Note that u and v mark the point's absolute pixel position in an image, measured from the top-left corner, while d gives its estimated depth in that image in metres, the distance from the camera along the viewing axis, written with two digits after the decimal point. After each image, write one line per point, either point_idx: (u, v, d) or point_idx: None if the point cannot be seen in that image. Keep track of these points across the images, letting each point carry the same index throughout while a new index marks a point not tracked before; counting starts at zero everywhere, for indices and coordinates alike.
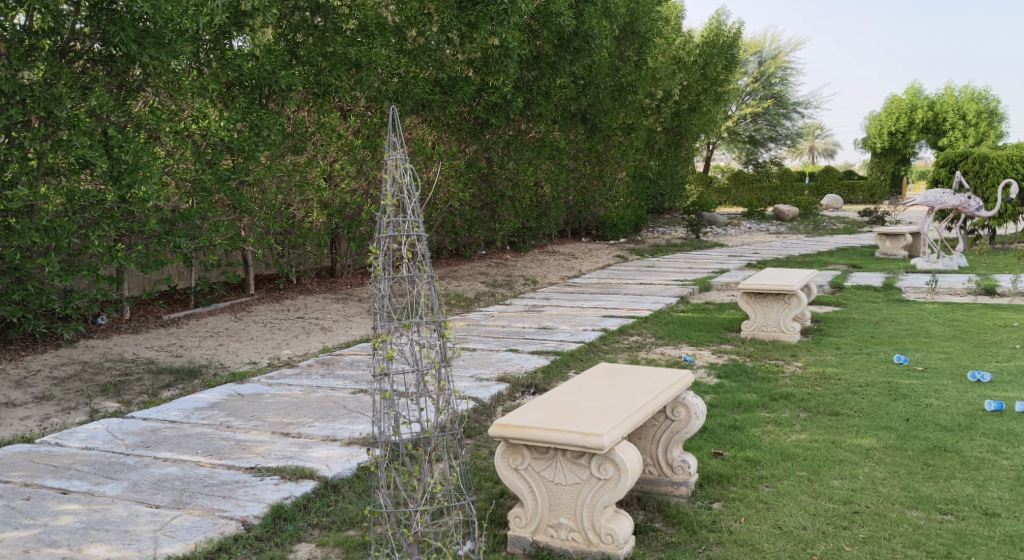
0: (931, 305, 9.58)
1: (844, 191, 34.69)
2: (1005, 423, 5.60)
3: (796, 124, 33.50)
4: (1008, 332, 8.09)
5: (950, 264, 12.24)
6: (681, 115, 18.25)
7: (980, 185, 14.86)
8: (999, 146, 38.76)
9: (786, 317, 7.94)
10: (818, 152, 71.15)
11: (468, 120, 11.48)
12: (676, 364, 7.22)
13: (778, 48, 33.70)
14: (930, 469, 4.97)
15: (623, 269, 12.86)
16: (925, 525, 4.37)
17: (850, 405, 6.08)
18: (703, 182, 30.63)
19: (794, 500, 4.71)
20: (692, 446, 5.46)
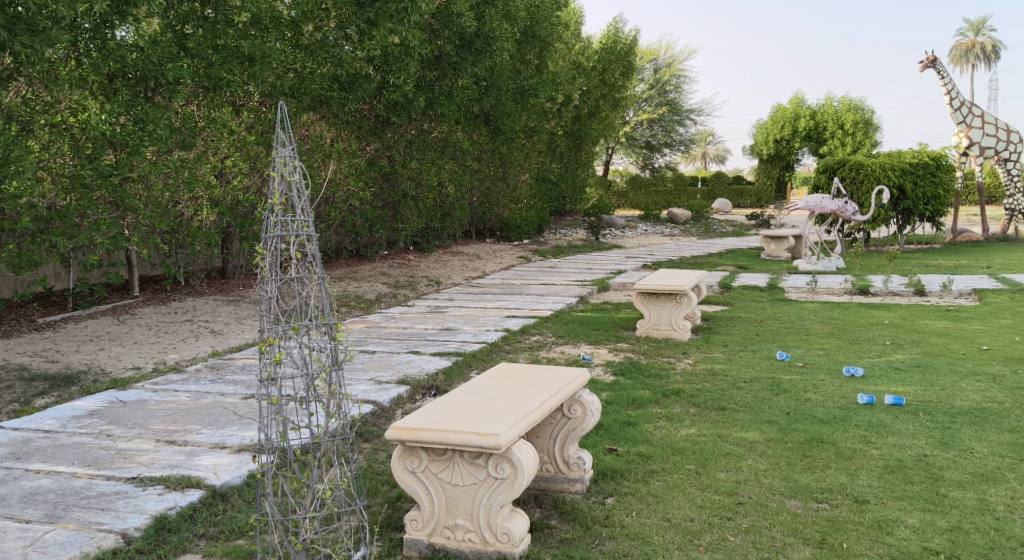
0: (812, 304, 10.02)
1: (734, 196, 36.01)
2: (876, 415, 5.93)
3: (689, 131, 34.45)
4: (881, 329, 8.55)
5: (829, 265, 12.84)
6: (580, 119, 18.50)
7: (856, 191, 15.66)
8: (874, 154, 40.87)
9: (677, 316, 8.18)
10: (711, 158, 73.38)
11: (368, 118, 11.35)
12: (574, 363, 7.33)
13: (673, 56, 34.40)
14: (807, 459, 5.22)
15: (526, 270, 13.00)
16: (802, 514, 4.59)
17: (736, 400, 6.31)
18: (602, 185, 31.17)
19: (682, 493, 4.87)
20: (588, 443, 5.57)
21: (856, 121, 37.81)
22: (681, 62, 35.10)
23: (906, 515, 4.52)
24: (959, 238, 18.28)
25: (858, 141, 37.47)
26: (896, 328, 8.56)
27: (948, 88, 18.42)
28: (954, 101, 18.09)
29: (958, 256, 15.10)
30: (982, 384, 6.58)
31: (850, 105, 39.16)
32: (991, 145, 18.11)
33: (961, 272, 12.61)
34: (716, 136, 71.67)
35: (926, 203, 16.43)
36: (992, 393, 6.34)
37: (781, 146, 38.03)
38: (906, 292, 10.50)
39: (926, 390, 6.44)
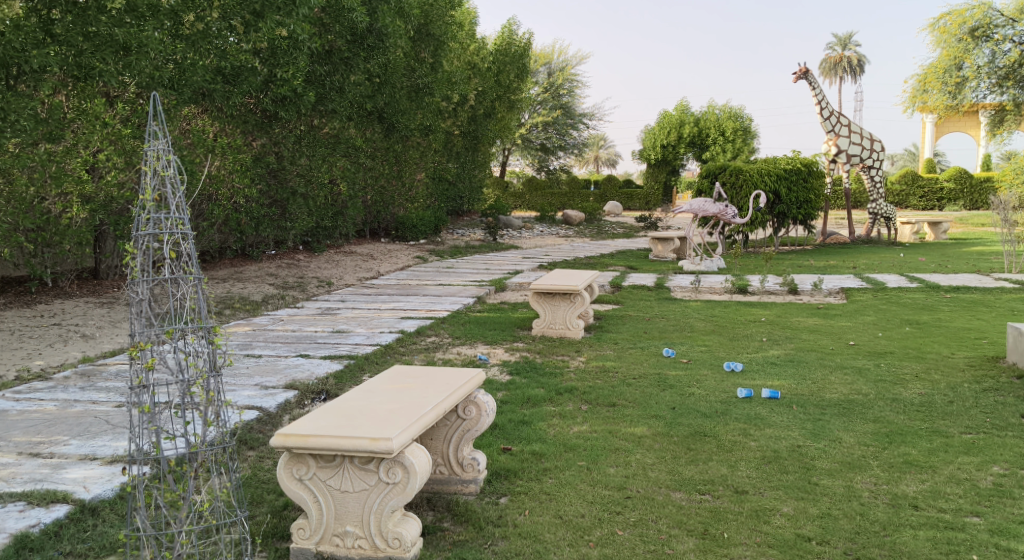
0: (696, 303, 10.31)
1: (624, 198, 36.89)
2: (754, 408, 6.16)
3: (582, 135, 34.96)
4: (759, 326, 8.89)
5: (711, 265, 13.30)
6: (477, 120, 18.48)
7: (735, 196, 16.19)
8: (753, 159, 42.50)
9: (571, 315, 8.28)
10: (603, 160, 74.81)
11: (253, 112, 10.91)
12: (470, 363, 7.33)
13: (566, 60, 34.85)
14: (692, 452, 5.37)
15: (421, 270, 12.94)
16: (687, 505, 4.72)
17: (626, 396, 6.44)
18: (499, 186, 31.31)
19: (573, 490, 4.93)
20: (482, 443, 5.58)
21: (735, 128, 39.00)
22: (573, 66, 35.56)
23: (782, 504, 4.70)
24: (828, 240, 19.21)
25: (738, 148, 38.74)
26: (773, 325, 8.93)
27: (819, 99, 19.30)
28: (824, 111, 18.92)
29: (827, 256, 15.92)
30: (849, 376, 6.92)
31: (730, 112, 40.31)
32: (857, 153, 19.14)
33: (830, 272, 13.25)
34: (607, 138, 73.07)
35: (799, 207, 17.43)
36: (859, 386, 6.68)
37: (667, 151, 38.80)
38: (782, 290, 10.97)
39: (800, 384, 6.74)
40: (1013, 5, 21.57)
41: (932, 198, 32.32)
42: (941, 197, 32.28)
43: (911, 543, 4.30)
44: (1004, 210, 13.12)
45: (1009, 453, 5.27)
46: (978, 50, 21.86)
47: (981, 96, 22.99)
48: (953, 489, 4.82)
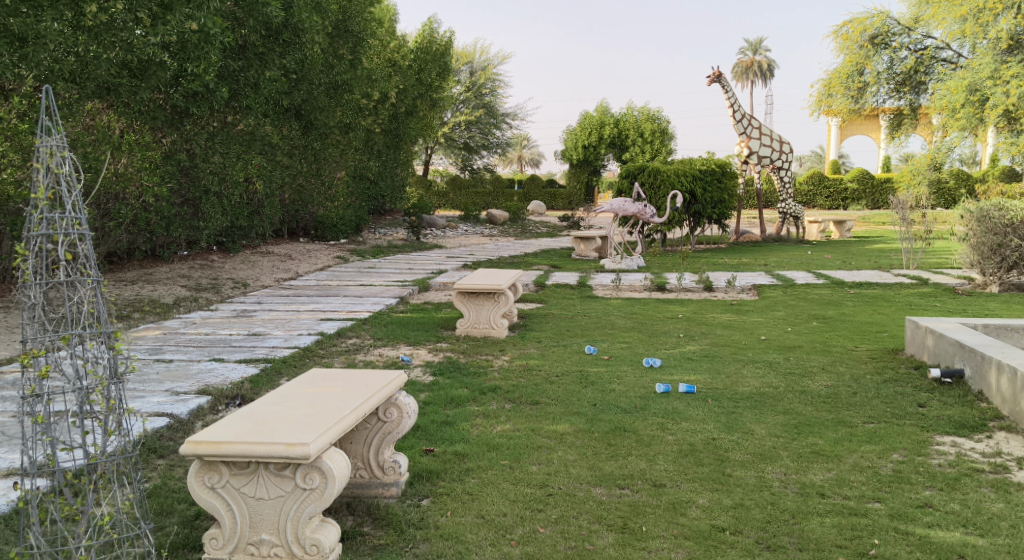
0: (616, 300, 10.41)
1: (547, 198, 37.22)
2: (672, 402, 6.25)
3: (505, 134, 35.03)
4: (676, 322, 9.04)
5: (631, 264, 13.49)
6: (398, 118, 18.32)
7: (653, 196, 16.46)
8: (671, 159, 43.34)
9: (495, 314, 8.27)
10: (526, 160, 75.25)
11: (163, 108, 10.51)
12: (393, 365, 7.25)
13: (487, 59, 34.81)
14: (612, 448, 5.42)
15: (342, 271, 12.74)
16: (607, 501, 4.75)
17: (548, 394, 6.46)
18: (422, 185, 31.15)
19: (495, 489, 4.92)
20: (404, 446, 5.50)
21: (654, 130, 39.65)
22: (495, 66, 35.52)
23: (698, 496, 4.78)
24: (741, 238, 19.70)
25: (655, 150, 39.36)
26: (689, 321, 9.09)
27: (732, 101, 19.76)
28: (736, 114, 19.38)
29: (741, 255, 16.33)
30: (762, 370, 7.10)
31: (648, 114, 40.96)
32: (768, 155, 19.73)
33: (742, 269, 13.58)
34: (530, 139, 73.43)
35: (713, 207, 17.81)
36: (770, 379, 6.84)
37: (589, 152, 39.55)
38: (698, 288, 11.17)
39: (714, 378, 6.87)
40: (907, 15, 22.76)
41: (837, 197, 33.46)
42: (845, 197, 33.43)
43: (818, 530, 4.41)
44: (903, 209, 13.64)
45: (908, 441, 5.47)
46: (878, 56, 23.13)
47: (880, 101, 24.24)
48: (857, 476, 4.98)
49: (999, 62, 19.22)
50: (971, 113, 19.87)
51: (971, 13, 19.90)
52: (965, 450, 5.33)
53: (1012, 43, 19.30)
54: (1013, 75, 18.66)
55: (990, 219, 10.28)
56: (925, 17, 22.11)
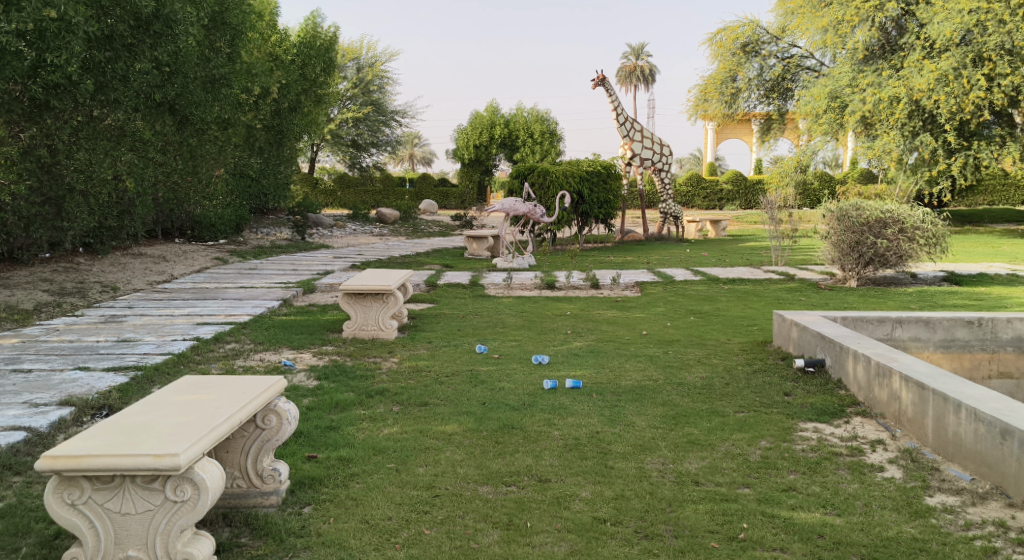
0: (507, 299, 10.45)
1: (439, 197, 37.11)
2: (559, 398, 6.30)
3: (394, 132, 34.71)
4: (564, 319, 9.14)
5: (522, 263, 13.59)
6: (281, 114, 17.88)
7: (543, 196, 16.60)
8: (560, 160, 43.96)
9: (384, 315, 8.13)
10: (417, 159, 74.83)
11: (20, 101, 9.77)
12: (275, 370, 7.04)
13: (375, 56, 34.35)
14: (500, 446, 5.41)
15: (221, 272, 12.28)
16: (493, 499, 4.74)
17: (437, 395, 6.38)
18: (309, 183, 30.56)
19: (381, 493, 4.82)
20: (285, 452, 5.30)
21: (543, 130, 40.69)
22: (383, 63, 35.09)
23: (581, 489, 4.83)
24: (626, 237, 20.15)
25: (545, 150, 40.17)
26: (576, 318, 9.20)
27: (615, 105, 20.17)
28: (619, 117, 19.78)
29: (627, 253, 16.68)
30: (643, 364, 7.25)
31: (537, 114, 41.63)
32: (650, 156, 20.25)
33: (628, 267, 13.87)
34: (421, 137, 73.02)
35: (600, 207, 18.15)
36: (652, 372, 6.99)
37: (480, 151, 39.61)
38: (585, 285, 11.33)
39: (599, 373, 6.97)
40: (775, 24, 23.94)
41: (714, 198, 34.61)
42: (721, 198, 34.63)
43: (692, 516, 4.52)
44: (772, 209, 14.21)
45: (775, 428, 5.68)
46: (748, 64, 24.07)
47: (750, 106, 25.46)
48: (729, 463, 5.14)
49: (856, 71, 20.64)
50: (832, 117, 21.28)
51: (831, 23, 20.96)
52: (826, 435, 5.58)
53: (867, 54, 20.94)
54: (869, 83, 19.98)
55: (849, 218, 10.85)
56: (790, 29, 23.09)
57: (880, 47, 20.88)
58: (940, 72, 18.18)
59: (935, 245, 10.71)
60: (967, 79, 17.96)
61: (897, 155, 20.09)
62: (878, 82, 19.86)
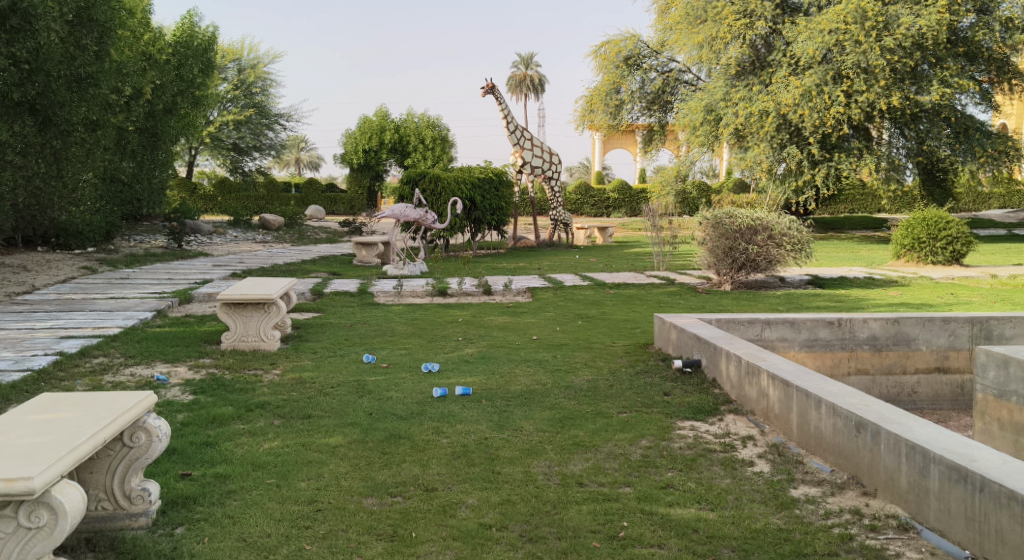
0: (397, 306, 10.32)
1: (327, 202, 36.58)
2: (448, 406, 6.25)
3: (279, 136, 33.95)
4: (455, 326, 9.09)
5: (414, 269, 13.48)
6: (155, 116, 17.20)
7: (434, 202, 16.46)
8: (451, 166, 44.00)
9: (266, 326, 7.88)
10: (304, 165, 73.35)
11: None
12: (147, 385, 6.72)
13: (257, 58, 33.44)
14: (386, 456, 5.31)
15: (89, 282, 11.70)
16: (377, 510, 4.64)
17: (321, 406, 6.22)
18: (186, 189, 29.56)
19: (260, 509, 4.66)
20: (156, 471, 5.06)
21: (434, 137, 40.64)
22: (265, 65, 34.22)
23: (467, 496, 4.80)
24: (518, 244, 20.32)
25: (436, 156, 40.14)
26: (467, 324, 9.18)
27: (505, 113, 20.30)
28: (510, 125, 19.94)
29: (518, 260, 16.79)
30: (533, 369, 7.28)
31: (427, 121, 41.38)
32: (540, 164, 20.47)
33: (520, 273, 13.98)
34: (308, 142, 71.74)
35: (492, 213, 18.22)
36: (540, 376, 7.04)
37: (369, 156, 39.11)
38: (476, 291, 11.30)
39: (489, 379, 6.96)
40: (655, 38, 24.64)
41: (601, 206, 35.23)
42: (609, 206, 35.32)
43: (575, 517, 4.56)
44: (654, 217, 14.59)
45: (655, 428, 5.81)
46: (631, 77, 24.71)
47: (634, 118, 26.06)
48: (611, 464, 5.21)
49: (729, 86, 21.51)
50: (708, 130, 22.19)
51: (706, 40, 21.71)
52: (701, 433, 5.74)
53: (739, 69, 21.79)
54: (741, 97, 20.93)
55: (723, 226, 11.24)
56: (669, 43, 23.94)
57: (751, 64, 21.80)
58: (804, 88, 19.19)
59: (801, 250, 11.16)
60: (828, 95, 19.02)
61: (767, 166, 21.01)
62: (749, 97, 20.83)
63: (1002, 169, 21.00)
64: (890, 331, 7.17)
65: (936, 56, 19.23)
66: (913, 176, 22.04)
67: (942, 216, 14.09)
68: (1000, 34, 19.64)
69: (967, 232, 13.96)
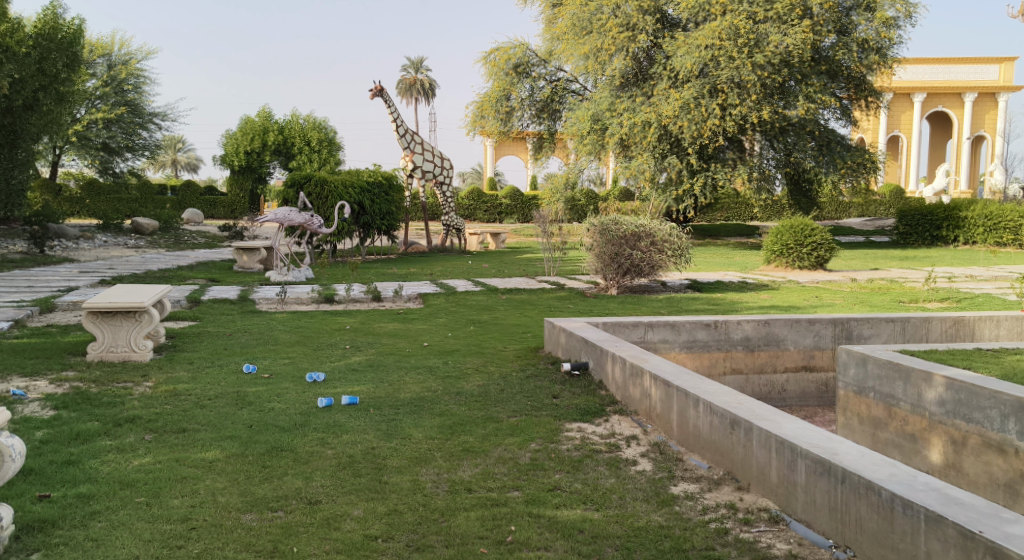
0: (280, 314, 10.09)
1: (206, 205, 35.65)
2: (333, 416, 6.16)
3: (153, 136, 31.76)
4: (341, 334, 8.96)
5: (299, 275, 13.24)
6: (14, 113, 16.83)
7: (321, 206, 16.20)
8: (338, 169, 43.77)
9: (137, 336, 7.57)
10: (182, 167, 71.00)
11: None
12: (3, 401, 6.35)
13: (129, 54, 31.94)
14: (266, 470, 5.19)
15: None
16: (257, 526, 4.52)
17: (197, 419, 6.03)
18: (49, 190, 28.04)
19: (128, 530, 4.46)
20: (11, 494, 4.78)
21: (319, 139, 40.48)
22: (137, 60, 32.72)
23: (352, 508, 4.73)
24: (409, 249, 20.20)
25: (323, 158, 39.89)
26: (355, 332, 9.07)
27: (394, 116, 20.17)
28: (399, 129, 19.81)
29: (408, 265, 16.72)
30: (422, 376, 7.24)
31: (313, 123, 41.48)
32: (430, 169, 20.41)
33: (409, 279, 13.91)
34: (185, 143, 69.51)
35: (381, 218, 18.08)
36: (429, 383, 7.02)
37: (251, 158, 38.40)
38: (365, 298, 11.16)
39: (377, 387, 6.89)
40: (543, 47, 24.96)
41: (493, 212, 35.41)
42: (500, 212, 35.53)
43: (463, 524, 4.56)
44: (544, 223, 14.79)
45: (543, 430, 5.88)
46: (520, 84, 24.95)
47: (523, 125, 26.37)
48: (500, 468, 5.25)
49: (614, 96, 22.04)
50: (595, 139, 22.62)
51: (592, 51, 22.12)
52: (588, 434, 5.85)
53: (623, 81, 22.34)
54: (625, 108, 21.47)
55: (609, 232, 11.50)
56: (556, 53, 24.23)
57: (634, 76, 22.39)
58: (683, 101, 19.89)
59: (680, 255, 11.65)
60: (706, 108, 19.80)
61: (650, 175, 21.56)
62: (633, 108, 21.39)
63: (860, 180, 22.31)
64: (762, 332, 7.49)
65: (801, 73, 20.28)
66: (782, 186, 23.11)
67: (808, 224, 14.78)
68: (858, 54, 20.89)
69: (830, 238, 14.60)
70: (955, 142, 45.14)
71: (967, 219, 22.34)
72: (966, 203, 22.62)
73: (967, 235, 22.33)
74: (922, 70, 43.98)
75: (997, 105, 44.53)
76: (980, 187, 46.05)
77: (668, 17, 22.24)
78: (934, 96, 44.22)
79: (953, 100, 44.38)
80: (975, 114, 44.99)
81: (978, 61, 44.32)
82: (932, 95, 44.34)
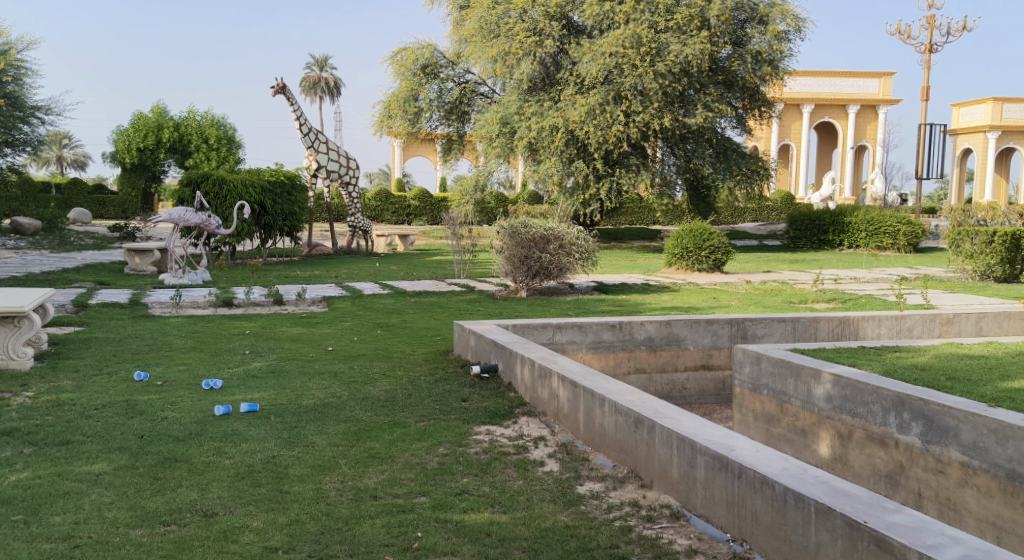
0: (175, 319, 9.78)
1: (93, 205, 34.27)
2: (231, 424, 6.00)
3: (38, 133, 27.75)
4: (242, 339, 8.73)
5: (195, 278, 12.85)
6: None
7: (219, 206, 15.82)
8: (237, 168, 42.74)
9: (15, 342, 7.20)
10: (68, 163, 68.08)
11: None
12: None
13: (8, 43, 27.67)
14: (158, 482, 5.00)
15: None
16: (147, 542, 4.35)
17: (82, 431, 5.77)
18: None
19: (3, 550, 4.23)
20: None
21: (218, 137, 39.44)
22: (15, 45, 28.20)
23: (251, 519, 4.60)
24: (313, 251, 19.85)
25: (221, 156, 38.97)
26: (256, 337, 8.85)
27: (297, 115, 19.82)
28: (302, 127, 19.50)
29: (312, 267, 16.44)
30: (326, 381, 7.12)
31: (211, 120, 40.39)
32: (335, 169, 20.11)
33: (314, 281, 13.68)
34: (71, 139, 66.86)
35: (284, 219, 17.72)
36: (334, 389, 6.89)
37: (144, 155, 37.24)
38: (266, 301, 10.88)
39: (278, 394, 6.72)
40: (451, 49, 24.92)
41: (401, 213, 35.17)
42: (409, 214, 35.31)
43: (368, 532, 4.48)
44: (454, 225, 14.77)
45: (451, 434, 5.85)
46: (428, 85, 24.87)
47: (432, 127, 26.26)
48: (407, 474, 5.19)
49: (522, 100, 22.15)
50: (504, 142, 22.64)
51: (500, 54, 22.12)
52: (496, 436, 5.85)
53: (530, 85, 22.49)
54: (533, 112, 21.60)
55: (518, 234, 11.57)
56: (463, 56, 24.21)
57: (541, 80, 22.60)
58: (589, 106, 20.14)
59: (587, 258, 11.80)
60: (610, 114, 20.12)
61: (557, 179, 21.75)
62: (541, 113, 21.55)
63: (754, 187, 23.13)
64: (663, 332, 7.63)
65: (700, 83, 20.92)
66: (681, 192, 23.68)
67: (706, 227, 15.15)
68: (752, 65, 21.57)
69: (727, 242, 15.07)
70: (840, 151, 47.19)
71: (851, 224, 23.31)
72: (851, 209, 23.64)
73: (851, 240, 23.32)
74: (810, 82, 45.77)
75: (877, 117, 46.76)
76: (862, 193, 48.28)
77: (574, 24, 22.61)
78: (821, 106, 46.17)
79: (838, 112, 46.44)
80: (857, 125, 47.10)
81: (861, 74, 46.41)
82: (819, 105, 46.16)
